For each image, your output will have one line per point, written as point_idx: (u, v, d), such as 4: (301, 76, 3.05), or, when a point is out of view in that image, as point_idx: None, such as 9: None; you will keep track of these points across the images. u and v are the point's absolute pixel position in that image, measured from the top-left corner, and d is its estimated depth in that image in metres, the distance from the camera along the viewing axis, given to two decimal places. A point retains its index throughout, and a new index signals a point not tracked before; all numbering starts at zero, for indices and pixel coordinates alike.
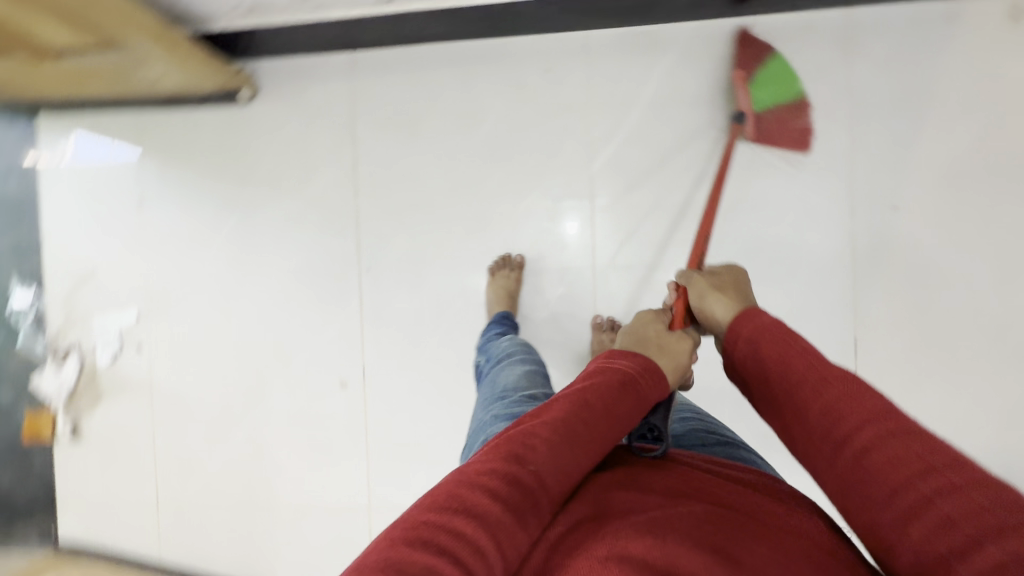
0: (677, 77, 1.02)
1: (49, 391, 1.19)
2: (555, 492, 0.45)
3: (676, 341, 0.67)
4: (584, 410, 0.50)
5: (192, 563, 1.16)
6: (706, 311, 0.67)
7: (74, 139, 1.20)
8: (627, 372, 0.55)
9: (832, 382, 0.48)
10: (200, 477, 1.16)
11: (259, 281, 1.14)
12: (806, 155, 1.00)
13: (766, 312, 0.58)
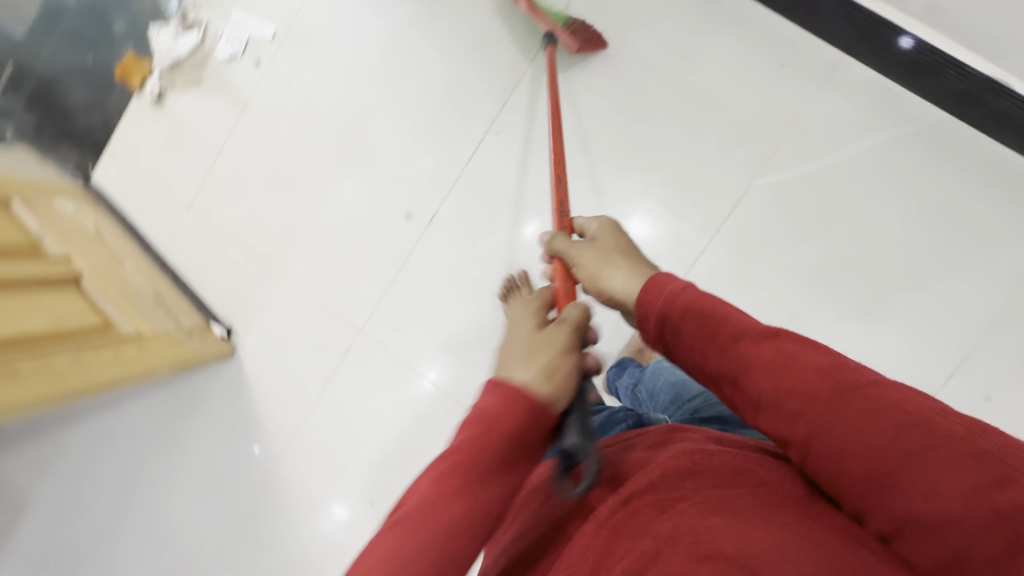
0: (890, 151, 0.95)
1: (160, 48, 1.19)
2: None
3: (551, 338, 0.56)
4: (433, 486, 0.47)
5: (184, 273, 1.17)
6: (599, 287, 0.61)
7: None
8: (484, 420, 0.49)
9: (768, 370, 0.43)
10: (238, 208, 1.17)
11: (394, 77, 1.11)
12: (950, 300, 0.93)
13: (673, 279, 0.50)
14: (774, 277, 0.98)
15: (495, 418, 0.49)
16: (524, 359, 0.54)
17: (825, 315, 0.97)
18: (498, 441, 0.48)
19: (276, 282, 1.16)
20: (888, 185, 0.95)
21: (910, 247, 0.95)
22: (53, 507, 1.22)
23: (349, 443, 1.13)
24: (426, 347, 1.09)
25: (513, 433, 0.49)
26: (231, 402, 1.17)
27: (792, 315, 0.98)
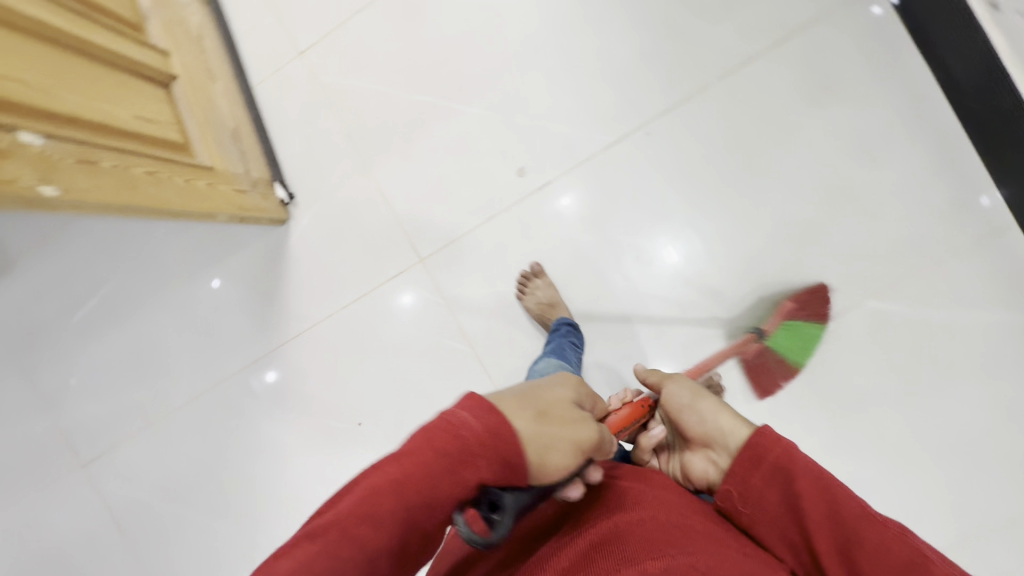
0: (1010, 334, 0.92)
1: None
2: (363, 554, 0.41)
3: (568, 418, 0.53)
4: (423, 470, 0.44)
5: (270, 120, 1.09)
6: (700, 419, 0.66)
7: None
8: (480, 427, 0.46)
9: (789, 490, 0.55)
10: (354, 78, 1.07)
11: (572, 26, 1.01)
12: (997, 502, 0.90)
13: (769, 431, 0.58)
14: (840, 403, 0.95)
15: (474, 436, 0.45)
16: (536, 414, 0.51)
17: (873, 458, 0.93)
18: (478, 451, 0.45)
19: (357, 174, 1.08)
20: (992, 365, 0.92)
21: (985, 433, 0.91)
22: (53, 283, 1.18)
23: (362, 360, 1.11)
24: (478, 307, 1.06)
25: (488, 457, 0.45)
26: (266, 267, 1.13)
27: (842, 443, 0.94)
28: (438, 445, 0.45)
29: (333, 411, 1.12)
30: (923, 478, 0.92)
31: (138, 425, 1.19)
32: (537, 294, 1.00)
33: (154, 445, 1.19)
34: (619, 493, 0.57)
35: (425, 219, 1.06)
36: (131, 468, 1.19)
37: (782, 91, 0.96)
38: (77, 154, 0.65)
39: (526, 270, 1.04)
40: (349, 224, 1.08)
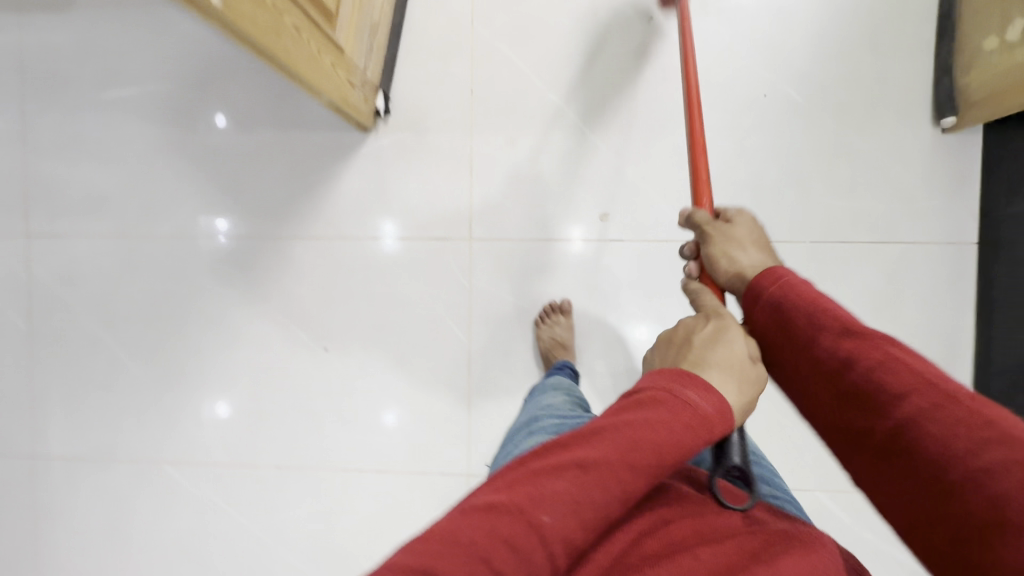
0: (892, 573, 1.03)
1: None
2: (605, 504, 0.44)
3: (754, 368, 0.55)
4: (666, 435, 0.46)
5: (409, 35, 1.06)
6: (739, 265, 0.65)
7: None
8: (706, 404, 0.48)
9: (829, 336, 0.55)
10: (504, 46, 1.06)
11: (716, 122, 1.03)
12: None
13: (790, 276, 0.61)
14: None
15: (699, 411, 0.47)
16: (737, 379, 0.52)
17: None
18: (712, 428, 0.48)
19: (454, 131, 1.06)
20: None
21: None
22: (107, 51, 1.10)
23: (360, 295, 1.10)
24: (490, 310, 1.07)
25: (701, 436, 0.47)
26: (321, 159, 1.10)
27: None
28: (673, 419, 0.46)
29: (307, 324, 1.11)
30: None
31: (110, 228, 1.13)
32: (552, 330, 1.03)
33: (117, 256, 1.13)
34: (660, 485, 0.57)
35: (491, 206, 1.07)
36: (81, 265, 1.14)
37: (847, 285, 1.02)
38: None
39: (553, 301, 1.06)
40: (421, 170, 1.07)
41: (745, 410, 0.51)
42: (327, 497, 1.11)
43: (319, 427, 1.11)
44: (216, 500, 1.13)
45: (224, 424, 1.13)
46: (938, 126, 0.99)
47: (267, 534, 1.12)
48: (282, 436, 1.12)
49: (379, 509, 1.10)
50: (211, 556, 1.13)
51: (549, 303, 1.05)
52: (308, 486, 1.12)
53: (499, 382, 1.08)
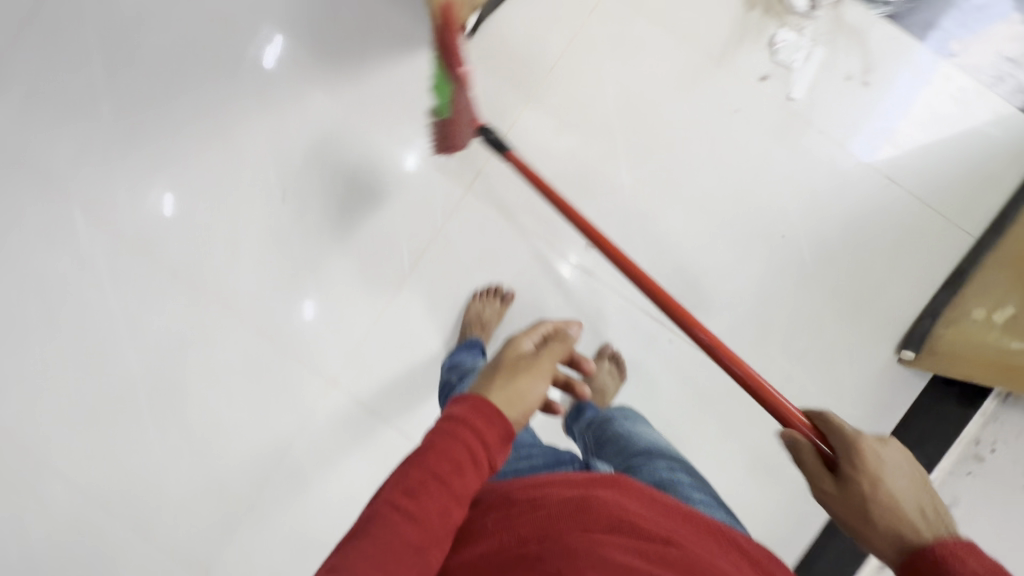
0: None
1: None
2: (401, 537, 0.47)
3: (529, 374, 0.63)
4: (433, 448, 0.51)
5: None
6: (879, 516, 0.58)
7: (986, 101, 1.04)
8: (458, 409, 0.54)
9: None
10: (602, 50, 1.07)
11: (730, 230, 1.06)
12: None
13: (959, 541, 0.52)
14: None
15: (453, 421, 0.53)
16: (506, 375, 0.61)
17: None
18: (471, 425, 0.53)
19: (513, 92, 1.08)
20: None
21: None
22: None
23: (344, 174, 1.09)
24: (444, 259, 1.08)
25: (463, 440, 0.52)
26: (389, 36, 1.08)
27: None
28: (431, 436, 0.53)
29: (281, 166, 1.09)
30: None
31: None
32: (482, 309, 1.05)
33: None
34: (549, 493, 0.51)
35: (501, 172, 1.07)
36: None
37: (745, 434, 1.05)
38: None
39: (497, 284, 1.07)
40: (466, 104, 1.08)
41: (521, 392, 0.60)
42: (198, 324, 1.09)
43: (232, 260, 1.09)
44: (98, 264, 1.09)
45: (151, 203, 1.10)
46: (899, 355, 1.03)
47: (122, 317, 1.09)
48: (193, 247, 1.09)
49: (237, 363, 1.09)
50: (56, 310, 1.09)
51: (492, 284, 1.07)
52: (187, 303, 1.09)
53: (411, 322, 1.08)
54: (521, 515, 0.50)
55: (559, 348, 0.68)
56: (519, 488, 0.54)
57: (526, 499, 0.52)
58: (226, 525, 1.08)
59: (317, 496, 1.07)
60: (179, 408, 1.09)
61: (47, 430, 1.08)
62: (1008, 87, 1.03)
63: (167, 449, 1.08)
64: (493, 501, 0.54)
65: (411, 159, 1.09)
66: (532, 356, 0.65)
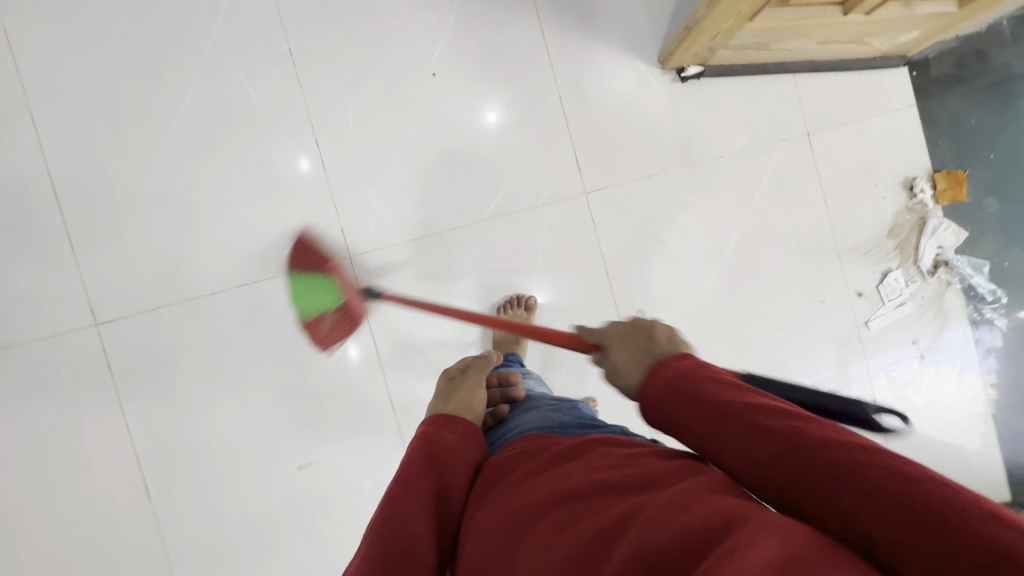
0: None
1: (944, 229, 1.13)
2: (411, 510, 0.53)
3: (472, 386, 0.72)
4: (419, 446, 0.60)
5: (756, 82, 1.10)
6: (630, 368, 0.56)
7: (982, 436, 1.18)
8: (426, 422, 0.64)
9: (750, 421, 0.43)
10: (768, 176, 1.11)
11: None
12: None
13: (682, 359, 0.52)
14: (356, 520, 1.07)
15: (425, 434, 0.62)
16: (451, 396, 0.70)
17: (315, 520, 1.07)
18: (442, 429, 0.62)
19: (678, 148, 1.10)
20: None
21: None
22: None
23: (495, 96, 1.07)
24: (520, 230, 1.08)
25: (439, 438, 0.61)
26: (622, 21, 1.07)
27: (333, 503, 1.07)
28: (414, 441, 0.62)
29: (450, 44, 1.06)
30: (288, 555, 1.07)
31: None
32: (510, 322, 1.05)
33: None
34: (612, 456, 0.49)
35: (620, 200, 1.09)
36: None
37: None
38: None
39: (522, 293, 1.08)
40: (635, 127, 1.09)
41: (468, 401, 0.70)
42: (274, 117, 1.04)
43: (346, 91, 1.05)
44: None
45: None
46: None
47: (216, 53, 1.02)
48: (322, 46, 1.04)
49: (285, 177, 1.05)
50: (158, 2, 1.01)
51: (515, 296, 1.08)
52: (279, 91, 1.04)
53: (455, 255, 1.07)
54: (611, 462, 0.48)
55: (481, 370, 0.76)
56: (602, 444, 0.52)
57: (598, 458, 0.50)
58: (166, 296, 1.03)
59: (263, 329, 1.05)
60: (201, 163, 1.03)
61: (73, 94, 1.01)
62: (1001, 439, 1.18)
63: (164, 196, 1.03)
64: (563, 457, 0.52)
65: (490, 117, 1.07)
66: (457, 381, 0.73)
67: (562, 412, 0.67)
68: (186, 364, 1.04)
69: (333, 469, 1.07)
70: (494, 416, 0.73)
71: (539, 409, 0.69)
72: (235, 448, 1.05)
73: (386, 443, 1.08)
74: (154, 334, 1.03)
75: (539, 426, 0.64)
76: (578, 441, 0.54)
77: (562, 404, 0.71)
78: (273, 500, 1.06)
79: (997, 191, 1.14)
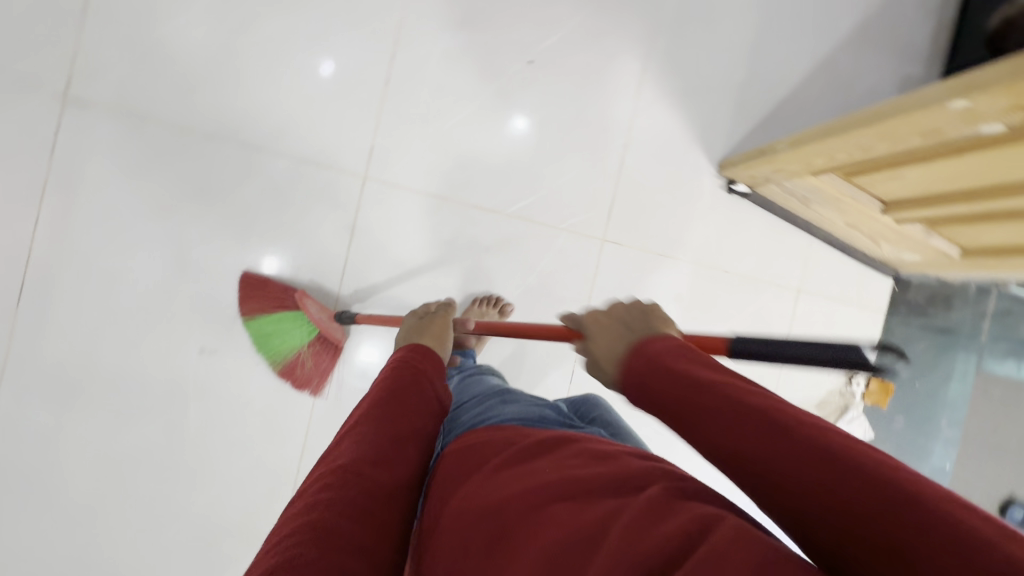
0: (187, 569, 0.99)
1: (858, 424, 1.26)
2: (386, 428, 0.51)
3: (440, 326, 0.77)
4: (397, 373, 0.59)
5: (782, 226, 1.19)
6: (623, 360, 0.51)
7: None
8: (404, 353, 0.64)
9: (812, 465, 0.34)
10: (750, 308, 1.19)
11: None
12: (73, 462, 0.94)
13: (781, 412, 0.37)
14: (230, 425, 0.99)
15: (398, 366, 0.60)
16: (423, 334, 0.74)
17: (188, 405, 0.97)
18: (421, 364, 0.62)
19: (696, 245, 1.16)
20: (174, 540, 0.98)
21: (134, 497, 0.96)
22: None
23: (571, 112, 1.08)
24: (529, 241, 1.08)
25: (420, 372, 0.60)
26: (704, 114, 1.13)
27: (215, 397, 0.98)
28: (390, 369, 0.60)
29: (556, 45, 1.06)
30: (138, 426, 0.96)
31: None
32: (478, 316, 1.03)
33: None
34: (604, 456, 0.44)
35: (627, 262, 1.13)
36: None
37: None
38: (922, 139, 0.75)
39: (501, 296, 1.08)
40: (671, 209, 1.14)
41: (437, 336, 0.74)
42: (365, 12, 0.99)
43: (444, 29, 1.02)
44: None
45: None
46: None
47: None
48: None
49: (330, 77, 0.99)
50: None
51: (494, 295, 1.07)
52: None
53: (461, 230, 1.05)
54: (585, 463, 0.42)
55: (445, 315, 0.81)
56: (583, 443, 0.47)
57: (592, 454, 0.44)
58: (157, 112, 0.93)
59: (240, 197, 0.97)
60: (267, 9, 0.96)
61: None
62: None
63: (209, 15, 0.94)
64: (535, 449, 0.47)
65: (520, 123, 1.06)
66: (424, 321, 0.78)
67: (544, 407, 0.61)
68: (137, 189, 0.93)
69: (233, 366, 0.99)
70: (472, 399, 0.68)
71: (517, 401, 0.62)
72: (142, 296, 0.94)
73: (301, 368, 1.01)
74: (121, 142, 0.92)
75: (520, 416, 0.57)
76: (557, 434, 0.49)
77: (539, 400, 0.64)
78: (153, 364, 0.95)
79: (905, 414, 1.31)
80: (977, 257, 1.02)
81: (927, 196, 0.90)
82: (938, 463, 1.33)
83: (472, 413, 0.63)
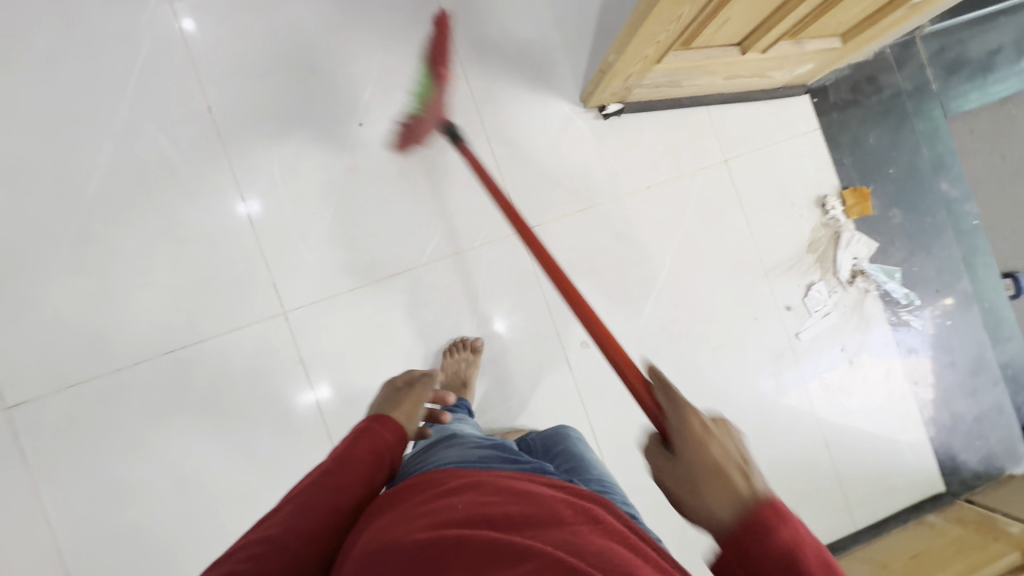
0: None
1: (859, 240, 1.21)
2: (331, 514, 0.56)
3: (417, 402, 0.76)
4: (353, 448, 0.62)
5: (674, 113, 1.16)
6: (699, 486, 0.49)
7: (914, 431, 1.24)
8: (366, 425, 0.66)
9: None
10: (691, 203, 1.16)
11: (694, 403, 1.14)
12: None
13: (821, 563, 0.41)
14: None
15: (357, 440, 0.63)
16: (401, 408, 0.74)
17: None
18: (381, 439, 0.64)
19: (607, 180, 1.13)
20: None
21: None
22: None
23: (425, 144, 1.08)
24: (458, 273, 1.08)
25: (379, 453, 0.63)
26: (541, 65, 1.11)
27: None
28: (349, 441, 0.63)
29: (375, 95, 1.06)
30: None
31: None
32: (457, 364, 1.04)
33: None
34: (520, 494, 0.49)
35: (556, 235, 1.11)
36: None
37: None
38: None
39: (466, 335, 1.08)
40: (565, 166, 1.12)
41: (411, 414, 0.73)
42: (199, 176, 1.02)
43: (273, 146, 1.04)
44: (140, 54, 1.01)
45: (234, 35, 1.03)
46: None
47: (131, 115, 1.00)
48: (245, 104, 1.03)
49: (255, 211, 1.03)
50: (67, 66, 0.99)
51: (461, 338, 1.07)
52: (202, 150, 1.02)
53: (395, 301, 1.06)
54: (501, 499, 0.48)
55: (428, 386, 0.79)
56: (499, 483, 0.52)
57: (507, 492, 0.50)
58: (85, 369, 0.98)
59: (195, 393, 1.00)
60: (120, 227, 1.00)
61: None
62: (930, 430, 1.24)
63: (77, 264, 0.98)
64: (457, 488, 0.51)
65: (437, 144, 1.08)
66: (404, 391, 0.77)
67: (486, 447, 0.65)
68: (109, 439, 0.98)
69: None
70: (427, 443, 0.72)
71: (461, 444, 0.67)
72: (168, 524, 0.99)
73: None
74: (72, 411, 0.97)
75: (458, 458, 0.61)
76: (478, 476, 0.54)
77: (486, 440, 0.69)
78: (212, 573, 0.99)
79: (901, 203, 1.24)
80: (858, 34, 0.97)
81: (764, 18, 0.86)
82: (959, 228, 1.25)
83: (418, 459, 0.67)
